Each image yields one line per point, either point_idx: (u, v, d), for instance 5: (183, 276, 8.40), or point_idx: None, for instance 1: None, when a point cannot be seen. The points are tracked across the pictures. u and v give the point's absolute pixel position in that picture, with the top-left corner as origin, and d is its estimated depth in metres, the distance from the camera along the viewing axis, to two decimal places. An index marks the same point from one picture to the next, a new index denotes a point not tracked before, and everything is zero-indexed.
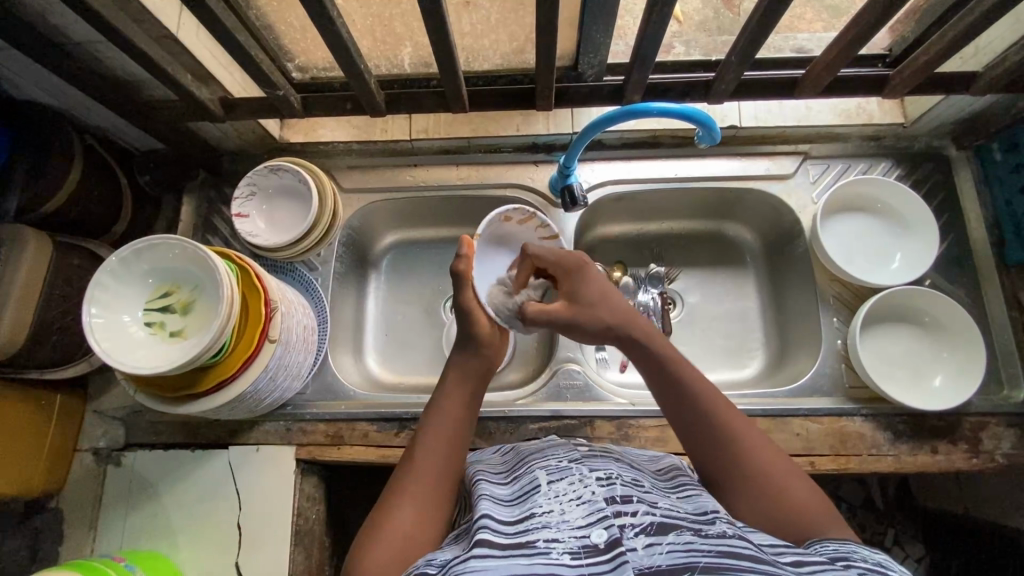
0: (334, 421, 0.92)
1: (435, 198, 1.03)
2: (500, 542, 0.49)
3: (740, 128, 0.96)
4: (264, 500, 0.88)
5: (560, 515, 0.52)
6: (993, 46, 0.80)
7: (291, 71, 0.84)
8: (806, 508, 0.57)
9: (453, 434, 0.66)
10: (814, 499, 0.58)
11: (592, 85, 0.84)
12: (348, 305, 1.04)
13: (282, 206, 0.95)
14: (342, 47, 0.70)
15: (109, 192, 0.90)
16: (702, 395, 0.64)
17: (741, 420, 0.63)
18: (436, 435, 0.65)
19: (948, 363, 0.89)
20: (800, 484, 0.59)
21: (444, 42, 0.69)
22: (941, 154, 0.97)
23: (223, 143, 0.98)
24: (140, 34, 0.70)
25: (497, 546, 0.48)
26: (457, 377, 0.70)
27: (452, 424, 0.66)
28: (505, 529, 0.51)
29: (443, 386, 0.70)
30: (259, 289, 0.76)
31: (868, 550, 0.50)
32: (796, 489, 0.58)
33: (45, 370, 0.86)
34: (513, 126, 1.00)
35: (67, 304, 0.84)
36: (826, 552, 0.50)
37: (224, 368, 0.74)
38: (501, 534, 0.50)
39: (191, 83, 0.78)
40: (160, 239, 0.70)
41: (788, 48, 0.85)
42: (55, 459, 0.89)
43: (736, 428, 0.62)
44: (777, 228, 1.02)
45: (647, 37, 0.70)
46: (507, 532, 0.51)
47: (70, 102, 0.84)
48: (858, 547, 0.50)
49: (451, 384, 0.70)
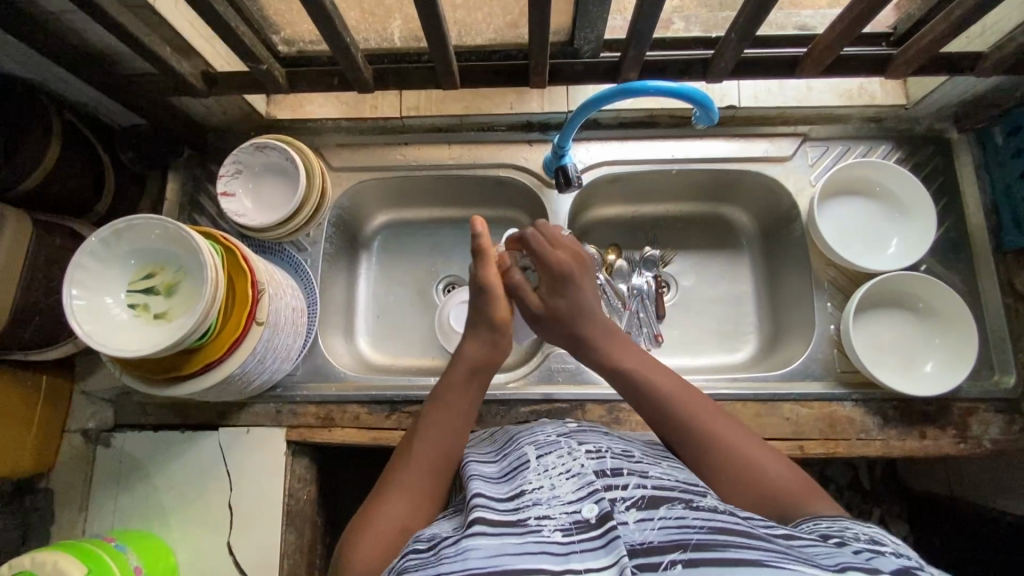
0: (324, 403, 0.91)
1: (426, 178, 1.01)
2: (494, 518, 0.48)
3: (739, 109, 0.94)
4: (255, 481, 0.88)
5: (550, 490, 0.52)
6: (1000, 26, 0.77)
7: (276, 44, 0.81)
8: (784, 489, 0.57)
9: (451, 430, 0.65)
10: (796, 482, 0.58)
11: (588, 62, 0.82)
12: (339, 286, 1.02)
13: (269, 185, 0.92)
14: (327, 21, 0.67)
15: (91, 169, 0.88)
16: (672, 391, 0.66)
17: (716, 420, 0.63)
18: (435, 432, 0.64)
19: (939, 349, 0.89)
20: (780, 467, 0.60)
21: (433, 16, 0.67)
22: (943, 137, 0.95)
23: (208, 118, 0.95)
24: (114, 4, 0.67)
25: (492, 523, 0.48)
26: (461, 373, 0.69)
27: (451, 423, 0.65)
28: (498, 506, 0.51)
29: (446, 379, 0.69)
30: (246, 269, 0.75)
31: (861, 525, 0.50)
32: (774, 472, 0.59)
33: (28, 352, 0.84)
34: (507, 104, 0.97)
35: (50, 285, 0.82)
36: (817, 530, 0.50)
37: (212, 350, 0.73)
38: (493, 511, 0.49)
39: (170, 55, 0.75)
40: (141, 218, 0.68)
41: (791, 25, 0.82)
42: (44, 440, 0.89)
43: (710, 426, 0.63)
44: (774, 211, 1.01)
45: (645, 13, 0.68)
46: (500, 510, 0.50)
47: (46, 75, 0.81)
48: (850, 523, 0.50)
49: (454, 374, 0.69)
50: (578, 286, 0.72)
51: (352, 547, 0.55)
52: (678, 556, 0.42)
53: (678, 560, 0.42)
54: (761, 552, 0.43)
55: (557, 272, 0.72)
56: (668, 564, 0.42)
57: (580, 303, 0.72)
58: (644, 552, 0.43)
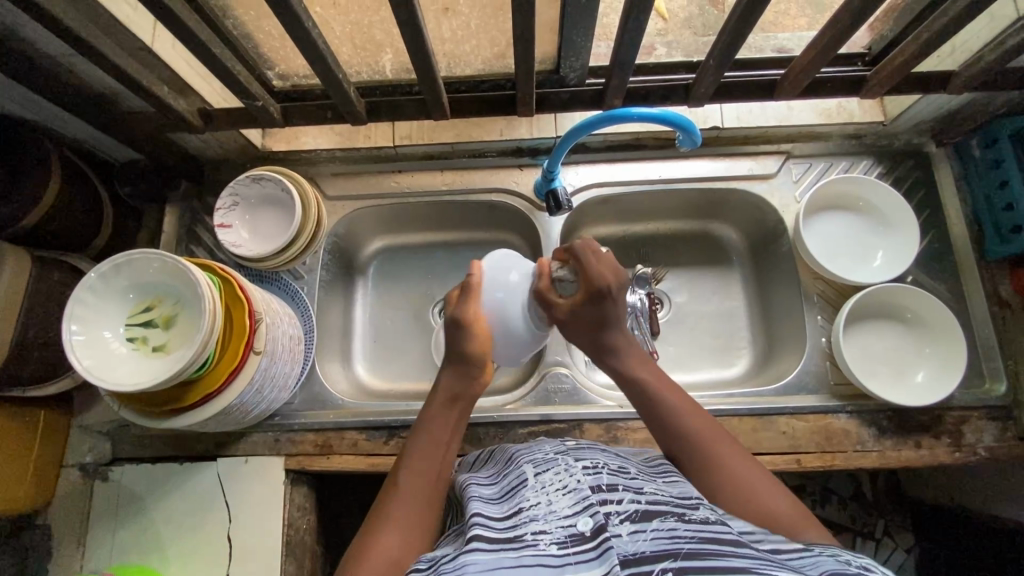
0: (322, 431, 0.91)
1: (419, 204, 1.02)
2: (492, 536, 0.49)
3: (722, 129, 0.96)
4: (254, 510, 0.88)
5: (547, 506, 0.52)
6: (969, 45, 0.80)
7: (272, 79, 0.84)
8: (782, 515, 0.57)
9: (439, 458, 0.65)
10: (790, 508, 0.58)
11: (574, 89, 0.85)
12: (336, 313, 1.03)
13: (265, 216, 0.94)
14: (319, 59, 0.69)
15: (89, 205, 0.90)
16: (679, 412, 0.66)
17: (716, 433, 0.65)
18: (421, 461, 0.64)
19: (929, 359, 0.90)
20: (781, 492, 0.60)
21: (422, 53, 0.69)
22: (922, 151, 0.98)
23: (204, 152, 0.97)
24: (115, 48, 0.69)
25: (489, 540, 0.48)
26: (441, 401, 0.70)
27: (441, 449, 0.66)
28: (496, 524, 0.51)
29: (427, 411, 0.70)
30: (243, 299, 0.76)
31: (855, 557, 0.47)
32: (783, 511, 0.58)
33: (26, 387, 0.85)
34: (497, 131, 1.00)
35: (48, 321, 0.83)
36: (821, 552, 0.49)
37: (209, 381, 0.73)
38: (492, 526, 0.50)
39: (167, 94, 0.78)
40: (141, 253, 0.69)
41: (768, 48, 0.87)
42: (41, 476, 0.88)
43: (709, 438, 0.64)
44: (762, 227, 1.03)
45: (626, 43, 0.70)
46: (500, 527, 0.51)
47: (47, 115, 0.83)
48: (850, 554, 0.48)
49: (437, 403, 0.70)
50: (615, 301, 0.71)
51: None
52: (670, 565, 0.43)
53: (669, 568, 0.42)
54: (749, 560, 0.44)
55: (599, 287, 0.70)
56: (659, 573, 0.42)
57: (608, 317, 0.71)
58: (636, 563, 0.43)
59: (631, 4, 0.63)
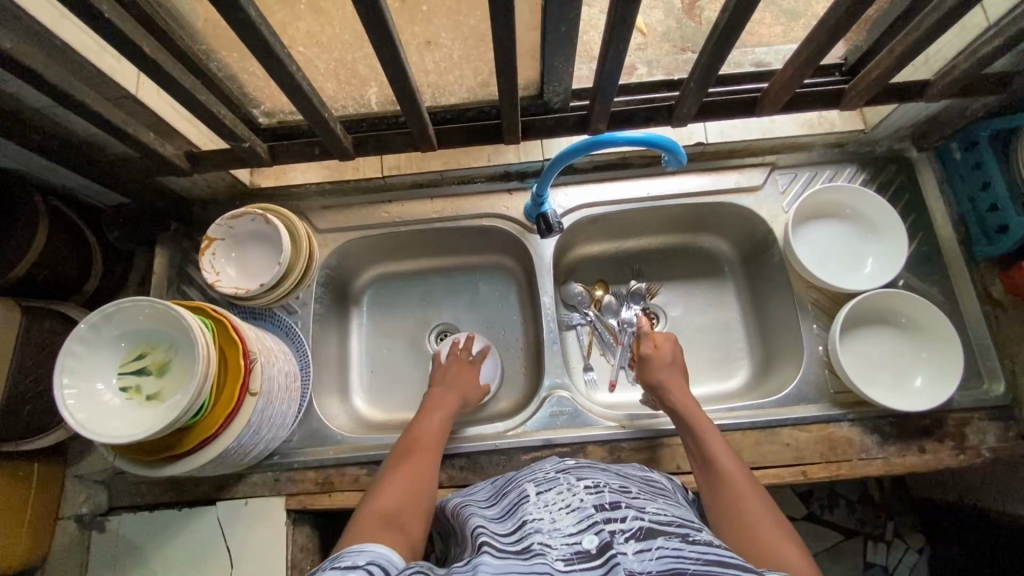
0: (323, 468, 0.90)
1: (410, 233, 1.03)
2: (498, 549, 0.49)
3: (707, 144, 0.97)
4: (257, 552, 0.86)
5: (551, 522, 0.52)
6: (942, 54, 0.82)
7: (258, 117, 0.84)
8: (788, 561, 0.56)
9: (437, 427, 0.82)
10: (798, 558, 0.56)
11: (558, 114, 0.85)
12: (331, 346, 1.02)
13: (252, 252, 0.93)
14: (305, 100, 0.70)
15: (77, 251, 0.89)
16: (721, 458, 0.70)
17: (749, 485, 0.66)
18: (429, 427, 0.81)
19: (926, 364, 0.90)
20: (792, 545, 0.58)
21: (407, 88, 0.70)
22: (904, 156, 1.00)
23: (193, 193, 0.97)
24: (98, 98, 0.70)
25: (497, 551, 0.48)
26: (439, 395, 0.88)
27: (440, 427, 0.82)
28: (502, 540, 0.51)
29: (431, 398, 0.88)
30: (237, 340, 0.75)
31: None
32: (783, 550, 0.57)
33: (21, 441, 0.84)
34: (485, 157, 1.00)
35: (39, 371, 0.82)
36: None
37: (205, 426, 0.72)
38: (496, 543, 0.50)
39: (153, 139, 0.78)
40: (129, 301, 0.68)
41: (747, 63, 0.88)
42: (35, 530, 0.86)
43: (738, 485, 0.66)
44: (752, 239, 1.04)
45: (607, 70, 0.71)
46: (504, 543, 0.50)
47: (32, 164, 0.83)
48: None
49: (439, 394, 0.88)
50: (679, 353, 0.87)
51: (348, 531, 0.61)
52: None
53: None
54: None
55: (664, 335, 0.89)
56: None
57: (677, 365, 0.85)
58: None
59: (610, 33, 0.64)
